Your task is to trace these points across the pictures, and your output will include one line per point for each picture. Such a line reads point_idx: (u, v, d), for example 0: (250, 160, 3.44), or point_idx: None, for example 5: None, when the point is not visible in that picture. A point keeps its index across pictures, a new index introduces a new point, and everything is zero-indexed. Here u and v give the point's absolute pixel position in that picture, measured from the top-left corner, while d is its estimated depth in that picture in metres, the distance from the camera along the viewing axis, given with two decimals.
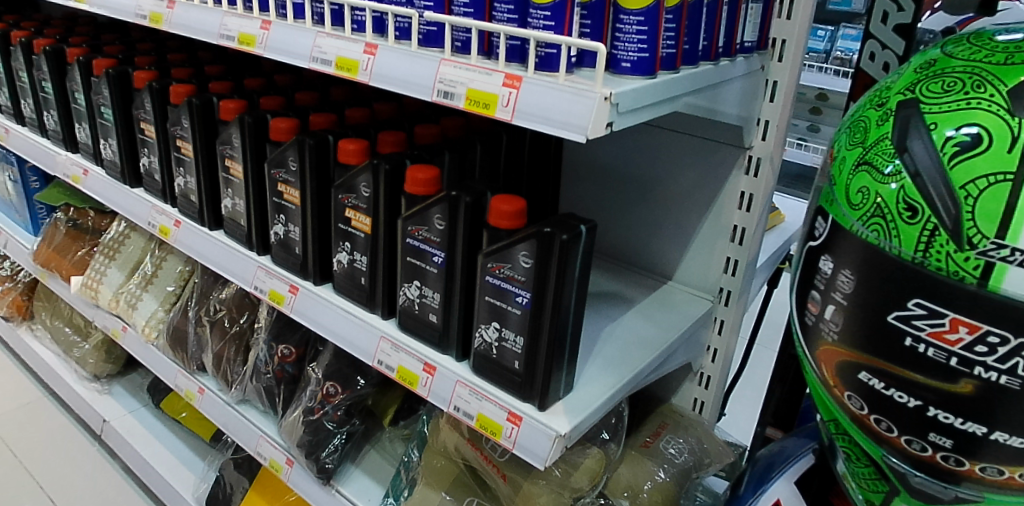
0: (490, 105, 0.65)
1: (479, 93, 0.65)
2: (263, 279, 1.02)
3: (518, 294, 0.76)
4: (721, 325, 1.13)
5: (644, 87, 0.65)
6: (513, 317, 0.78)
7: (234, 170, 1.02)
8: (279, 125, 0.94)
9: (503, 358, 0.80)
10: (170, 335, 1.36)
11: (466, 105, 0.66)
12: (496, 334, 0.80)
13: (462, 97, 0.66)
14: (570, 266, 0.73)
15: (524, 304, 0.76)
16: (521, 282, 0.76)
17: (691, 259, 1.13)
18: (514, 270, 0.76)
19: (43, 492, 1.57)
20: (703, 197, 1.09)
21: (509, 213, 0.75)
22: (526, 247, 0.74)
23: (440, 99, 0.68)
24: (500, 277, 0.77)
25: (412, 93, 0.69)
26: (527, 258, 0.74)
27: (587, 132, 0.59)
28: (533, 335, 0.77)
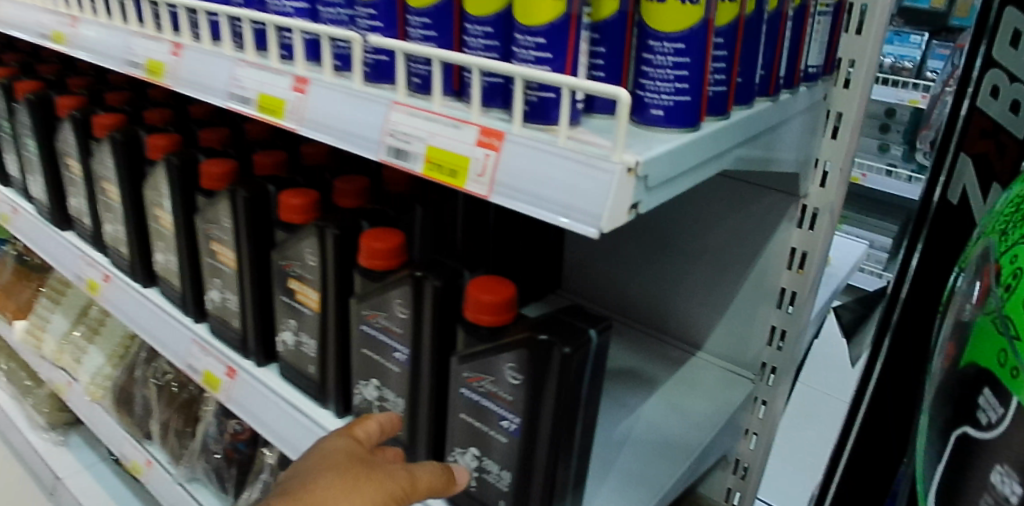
0: (459, 171, 0.44)
1: (444, 154, 0.45)
2: (197, 357, 0.83)
3: (503, 417, 0.57)
4: (764, 407, 0.91)
5: (682, 144, 0.44)
6: (496, 445, 0.59)
7: (163, 221, 0.83)
8: (211, 170, 0.74)
9: (484, 493, 0.61)
10: (115, 397, 1.17)
11: (426, 169, 0.46)
12: (475, 462, 0.61)
13: (421, 158, 0.46)
14: (574, 387, 0.54)
15: (512, 432, 0.57)
16: (507, 403, 0.56)
17: (726, 326, 0.92)
18: (497, 385, 0.56)
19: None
20: (741, 252, 0.87)
21: (492, 306, 0.55)
22: (513, 357, 0.54)
23: (392, 159, 0.48)
24: (479, 392, 0.58)
25: (353, 149, 0.49)
26: (515, 373, 0.55)
27: (601, 222, 0.39)
28: (523, 473, 0.58)
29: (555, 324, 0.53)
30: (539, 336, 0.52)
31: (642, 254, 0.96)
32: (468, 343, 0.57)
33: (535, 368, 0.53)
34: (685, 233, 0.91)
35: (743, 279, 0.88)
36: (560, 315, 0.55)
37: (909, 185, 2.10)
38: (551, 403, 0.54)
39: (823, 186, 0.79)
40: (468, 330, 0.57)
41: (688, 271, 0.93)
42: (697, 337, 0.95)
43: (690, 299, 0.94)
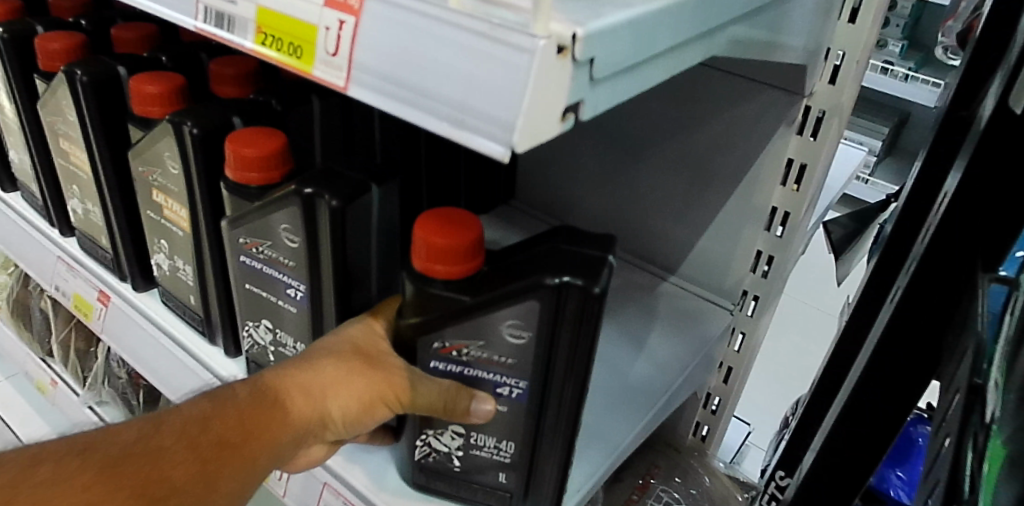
0: (303, 49, 0.29)
1: (277, 20, 0.29)
2: (65, 278, 0.68)
3: (500, 385, 0.44)
4: (742, 340, 0.81)
5: (659, 10, 0.29)
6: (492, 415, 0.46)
7: (8, 112, 0.66)
8: (48, 45, 0.57)
9: (473, 471, 0.50)
10: (11, 310, 1.02)
11: (256, 44, 0.30)
12: (457, 444, 0.48)
13: (249, 27, 0.30)
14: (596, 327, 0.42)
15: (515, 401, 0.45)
16: (507, 368, 0.43)
17: (706, 250, 0.78)
18: (488, 349, 0.43)
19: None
20: (727, 163, 0.73)
21: (446, 253, 0.40)
22: (512, 312, 0.40)
23: (216, 30, 0.32)
24: (462, 362, 0.44)
25: (165, 14, 0.34)
26: (517, 330, 0.41)
27: (513, 135, 0.24)
28: (536, 441, 0.47)
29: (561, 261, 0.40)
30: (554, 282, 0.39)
31: (606, 161, 0.81)
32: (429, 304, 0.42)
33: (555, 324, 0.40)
34: (660, 134, 0.76)
35: (729, 193, 0.74)
36: (546, 246, 0.41)
37: (906, 85, 1.93)
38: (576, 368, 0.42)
39: (833, 83, 0.63)
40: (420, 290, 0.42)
41: (661, 182, 0.78)
42: (669, 258, 0.82)
43: (662, 213, 0.80)
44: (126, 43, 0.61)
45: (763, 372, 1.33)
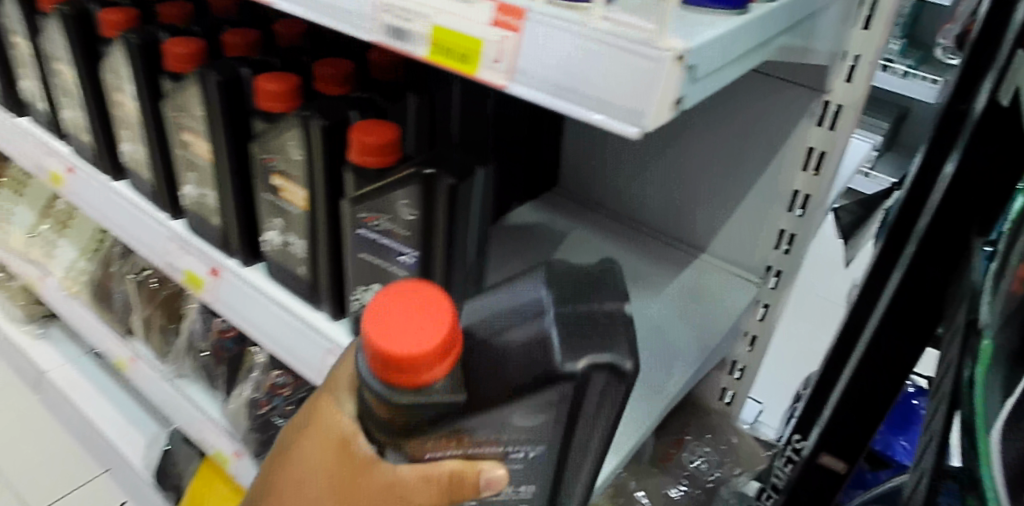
0: (470, 57, 0.38)
1: (451, 35, 0.38)
2: (177, 255, 0.78)
3: (514, 453, 0.42)
4: (765, 310, 0.89)
5: (736, 27, 0.39)
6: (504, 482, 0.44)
7: (128, 108, 0.75)
8: (176, 49, 0.66)
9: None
10: (93, 291, 1.10)
11: (429, 53, 0.40)
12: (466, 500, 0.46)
13: (423, 40, 0.40)
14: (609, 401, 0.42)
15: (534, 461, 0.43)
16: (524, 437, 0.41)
17: (733, 229, 0.88)
18: (495, 432, 0.41)
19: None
20: (755, 152, 0.82)
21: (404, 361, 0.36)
22: (529, 403, 0.39)
23: (391, 41, 0.41)
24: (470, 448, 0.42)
25: (343, 26, 0.43)
26: (532, 414, 0.40)
27: (645, 121, 0.34)
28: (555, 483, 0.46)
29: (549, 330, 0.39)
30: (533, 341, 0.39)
31: (642, 151, 0.90)
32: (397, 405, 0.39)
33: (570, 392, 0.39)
34: (695, 125, 0.85)
35: (755, 176, 0.83)
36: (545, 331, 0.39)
37: (905, 81, 2.01)
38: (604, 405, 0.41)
39: (850, 81, 0.72)
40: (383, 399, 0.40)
41: (694, 168, 0.87)
42: (701, 238, 0.91)
43: (694, 197, 0.89)
44: (234, 47, 0.70)
45: (778, 350, 1.43)
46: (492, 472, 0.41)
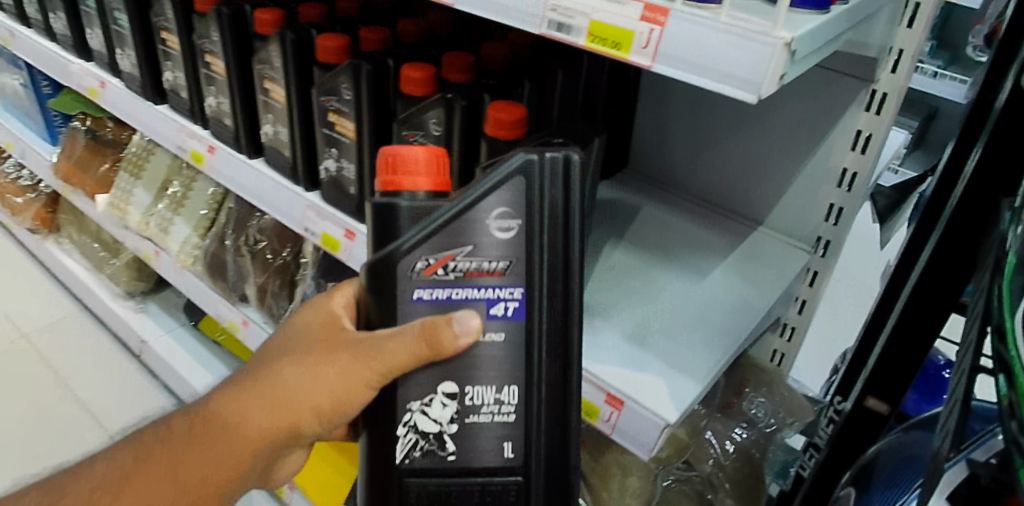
0: (623, 44, 0.52)
1: (607, 28, 0.53)
2: (315, 221, 0.90)
3: (495, 303, 0.51)
4: (815, 277, 1.00)
5: (817, 25, 0.53)
6: (484, 380, 0.52)
7: (276, 94, 0.89)
8: (326, 44, 0.80)
9: (471, 456, 0.53)
10: (208, 263, 1.24)
11: (586, 41, 0.54)
12: (449, 413, 0.52)
13: (582, 32, 0.54)
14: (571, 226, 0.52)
15: (510, 321, 0.51)
16: (500, 276, 0.51)
17: (789, 203, 0.99)
18: (474, 256, 0.50)
19: (91, 419, 1.55)
20: (809, 133, 0.93)
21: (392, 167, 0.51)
22: (496, 206, 0.50)
23: (555, 32, 0.55)
24: (456, 280, 0.50)
25: (514, 22, 0.57)
26: (506, 221, 0.50)
27: (760, 90, 0.48)
28: (529, 407, 0.53)
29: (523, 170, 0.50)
30: (497, 179, 0.49)
31: (706, 135, 1.03)
32: (391, 224, 0.50)
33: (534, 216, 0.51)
34: (756, 111, 0.96)
35: (809, 156, 0.95)
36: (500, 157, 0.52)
37: (934, 81, 2.10)
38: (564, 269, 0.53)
39: (894, 72, 0.82)
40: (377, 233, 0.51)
41: (753, 148, 0.99)
42: (758, 212, 1.03)
43: (754, 176, 1.01)
44: (371, 42, 0.81)
45: (820, 329, 1.53)
46: (465, 318, 0.49)
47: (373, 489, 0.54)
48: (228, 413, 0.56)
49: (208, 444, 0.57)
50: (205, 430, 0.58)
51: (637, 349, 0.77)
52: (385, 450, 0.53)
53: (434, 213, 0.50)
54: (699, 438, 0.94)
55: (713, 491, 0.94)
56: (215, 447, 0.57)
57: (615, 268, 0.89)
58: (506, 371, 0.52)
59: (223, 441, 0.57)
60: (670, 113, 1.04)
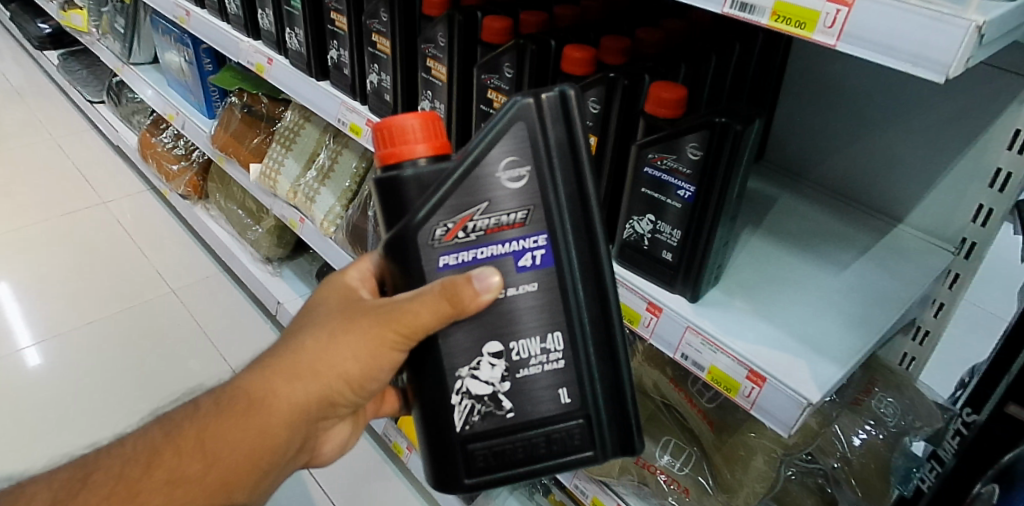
0: (808, 24, 0.55)
1: (793, 8, 0.55)
2: None
3: (522, 255, 0.57)
4: (954, 280, 0.94)
5: (1011, 7, 0.53)
6: (528, 333, 0.58)
7: (438, 72, 0.96)
8: (492, 25, 0.86)
9: (530, 410, 0.60)
10: (349, 231, 1.33)
11: (770, 20, 0.57)
12: (498, 371, 0.59)
13: (767, 11, 0.57)
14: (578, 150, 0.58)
15: (539, 269, 0.58)
16: (521, 227, 0.57)
17: (934, 202, 0.96)
18: (495, 211, 0.56)
19: (195, 324, 1.85)
20: (962, 131, 0.91)
21: (391, 135, 0.55)
22: (503, 154, 0.56)
23: (739, 12, 0.59)
24: (479, 238, 0.56)
25: (699, 3, 0.62)
26: (516, 169, 0.56)
27: (948, 70, 0.48)
28: (575, 348, 0.60)
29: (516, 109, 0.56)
30: (498, 130, 0.55)
31: (849, 129, 1.02)
32: (402, 193, 0.55)
33: (545, 160, 0.57)
34: (905, 107, 0.95)
35: (962, 152, 0.92)
36: None
37: None
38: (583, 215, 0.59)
39: None
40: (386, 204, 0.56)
41: (902, 145, 0.97)
42: (899, 209, 1.01)
43: (898, 173, 0.99)
44: (532, 24, 0.86)
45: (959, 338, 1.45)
46: (487, 274, 0.55)
47: (440, 461, 0.61)
48: (250, 391, 0.60)
49: (223, 427, 0.59)
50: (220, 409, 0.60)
51: (780, 332, 0.78)
52: (446, 418, 0.60)
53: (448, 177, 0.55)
54: (826, 432, 0.92)
55: (837, 486, 0.92)
56: (232, 429, 0.59)
57: (754, 254, 0.91)
58: (546, 319, 0.59)
59: (246, 424, 0.60)
60: (814, 107, 1.05)
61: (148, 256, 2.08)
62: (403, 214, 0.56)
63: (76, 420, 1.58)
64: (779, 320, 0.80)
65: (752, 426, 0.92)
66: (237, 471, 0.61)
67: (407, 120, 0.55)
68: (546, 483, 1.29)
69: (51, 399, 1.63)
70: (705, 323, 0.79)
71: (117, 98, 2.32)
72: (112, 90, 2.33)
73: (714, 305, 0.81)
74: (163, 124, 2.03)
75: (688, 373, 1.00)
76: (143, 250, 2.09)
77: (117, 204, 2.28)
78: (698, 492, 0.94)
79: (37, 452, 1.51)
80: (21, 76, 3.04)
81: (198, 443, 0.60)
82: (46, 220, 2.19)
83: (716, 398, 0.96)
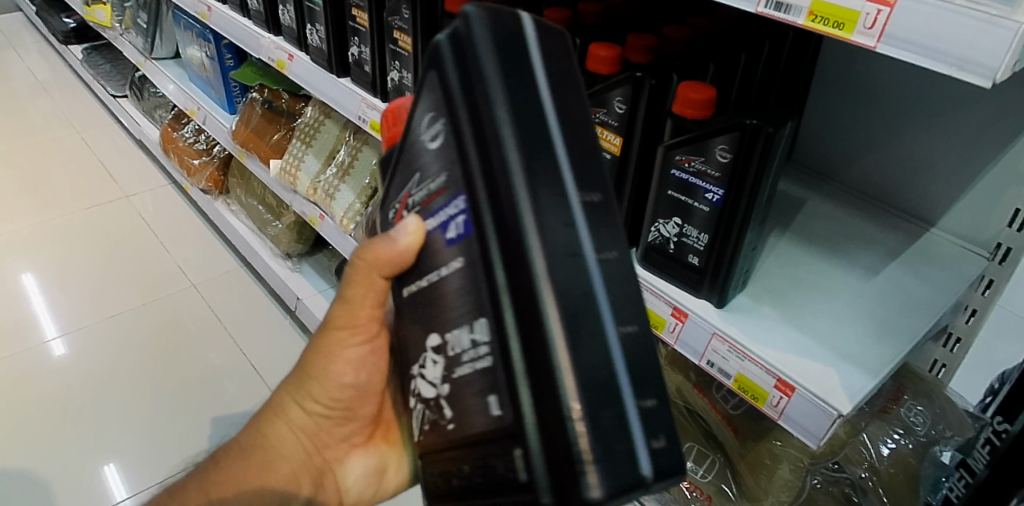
0: (847, 24, 0.53)
1: (832, 8, 0.53)
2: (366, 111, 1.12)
3: (447, 227, 0.45)
4: (988, 286, 0.92)
5: None
6: (456, 320, 0.44)
7: None
8: None
9: (466, 423, 0.44)
10: (368, 228, 1.32)
11: (807, 21, 0.55)
12: (436, 371, 0.47)
13: (803, 12, 0.55)
14: (480, 69, 0.41)
15: (462, 241, 0.43)
16: (444, 192, 0.45)
17: (967, 206, 0.94)
18: (422, 179, 0.47)
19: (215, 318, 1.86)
20: (999, 134, 0.88)
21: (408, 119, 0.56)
22: (426, 108, 0.47)
23: (773, 12, 0.57)
24: (413, 208, 0.48)
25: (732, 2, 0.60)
26: (431, 124, 0.46)
27: (997, 74, 0.46)
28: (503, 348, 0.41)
29: (507, 54, 0.41)
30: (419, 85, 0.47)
31: (882, 128, 0.99)
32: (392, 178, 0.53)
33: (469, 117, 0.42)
34: (939, 107, 0.92)
35: (1001, 153, 0.89)
36: None
37: None
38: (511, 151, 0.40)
39: None
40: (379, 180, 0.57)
41: (937, 147, 0.94)
42: (933, 213, 0.97)
43: (932, 175, 0.96)
44: (556, 22, 0.84)
45: None
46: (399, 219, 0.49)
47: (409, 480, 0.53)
48: (250, 444, 0.69)
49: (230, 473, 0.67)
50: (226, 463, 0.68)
51: (810, 340, 0.76)
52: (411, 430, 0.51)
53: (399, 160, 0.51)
54: (852, 440, 0.89)
55: (862, 495, 0.87)
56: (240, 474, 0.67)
57: (782, 258, 0.88)
58: None
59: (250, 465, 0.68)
60: (843, 107, 1.02)
61: (170, 250, 2.09)
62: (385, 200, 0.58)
63: (98, 410, 1.60)
64: (809, 328, 0.78)
65: (778, 434, 0.91)
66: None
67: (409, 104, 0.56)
68: None
69: (74, 388, 1.65)
70: (730, 328, 0.77)
71: (139, 93, 2.34)
72: (135, 85, 2.35)
73: (739, 310, 0.80)
74: (185, 118, 2.04)
75: (713, 379, 0.99)
76: (165, 244, 2.11)
77: (139, 198, 2.30)
78: (721, 499, 0.94)
79: (61, 438, 1.53)
80: (46, 70, 3.07)
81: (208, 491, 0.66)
82: (71, 213, 2.21)
83: (741, 404, 0.95)
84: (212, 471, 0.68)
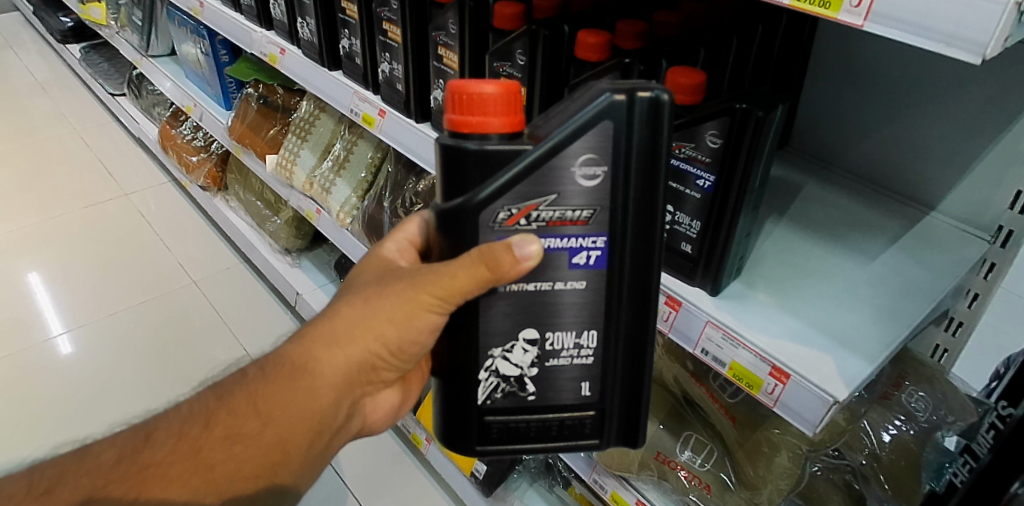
0: (833, 3, 0.52)
1: None
2: (358, 104, 1.11)
3: (579, 253, 0.55)
4: (990, 270, 0.90)
5: None
6: (565, 327, 0.57)
7: (450, 60, 0.93)
8: (504, 11, 0.83)
9: (552, 396, 0.60)
10: (365, 223, 1.31)
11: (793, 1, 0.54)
12: (529, 357, 0.58)
13: None
14: (656, 146, 0.53)
15: (592, 269, 0.56)
16: (584, 225, 0.55)
17: (968, 189, 0.92)
18: (555, 205, 0.54)
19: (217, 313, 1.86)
20: (998, 114, 0.86)
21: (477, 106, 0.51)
22: (584, 146, 0.52)
23: None
24: (530, 222, 0.54)
25: None
26: (590, 166, 0.53)
27: (986, 50, 0.45)
28: (605, 351, 0.59)
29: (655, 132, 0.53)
30: (585, 121, 0.51)
31: (880, 112, 0.98)
32: (464, 170, 0.52)
33: (639, 172, 0.54)
34: (937, 88, 0.91)
35: (999, 135, 0.87)
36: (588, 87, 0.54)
37: None
38: (647, 220, 0.55)
39: None
40: (454, 172, 0.53)
41: (936, 129, 0.93)
42: (933, 196, 0.96)
43: (932, 158, 0.94)
44: (545, 9, 0.83)
45: None
46: (526, 243, 0.52)
47: (461, 427, 0.61)
48: (295, 358, 0.60)
49: (270, 390, 0.59)
50: (267, 377, 0.59)
51: (806, 326, 0.75)
52: (470, 394, 0.59)
53: (517, 163, 0.52)
54: (853, 427, 0.88)
55: (863, 482, 0.87)
56: (281, 397, 0.59)
57: (779, 245, 0.87)
58: (585, 316, 0.57)
59: (294, 390, 0.59)
60: (840, 90, 1.01)
61: (171, 247, 2.09)
62: (469, 186, 0.53)
63: (102, 406, 1.61)
64: (805, 315, 0.77)
65: (776, 422, 0.89)
66: (293, 434, 0.60)
67: (484, 88, 0.50)
68: (565, 475, 1.27)
69: (78, 384, 1.66)
70: (723, 315, 0.76)
71: (137, 90, 2.34)
72: (133, 83, 2.36)
73: (734, 298, 0.79)
74: (183, 116, 2.03)
75: (710, 368, 0.97)
76: (166, 241, 2.11)
77: (139, 196, 2.30)
78: (719, 488, 0.93)
79: (64, 435, 1.54)
80: (45, 69, 3.08)
81: (253, 407, 0.59)
82: (72, 211, 2.22)
83: (738, 393, 0.93)
84: (259, 383, 0.59)
